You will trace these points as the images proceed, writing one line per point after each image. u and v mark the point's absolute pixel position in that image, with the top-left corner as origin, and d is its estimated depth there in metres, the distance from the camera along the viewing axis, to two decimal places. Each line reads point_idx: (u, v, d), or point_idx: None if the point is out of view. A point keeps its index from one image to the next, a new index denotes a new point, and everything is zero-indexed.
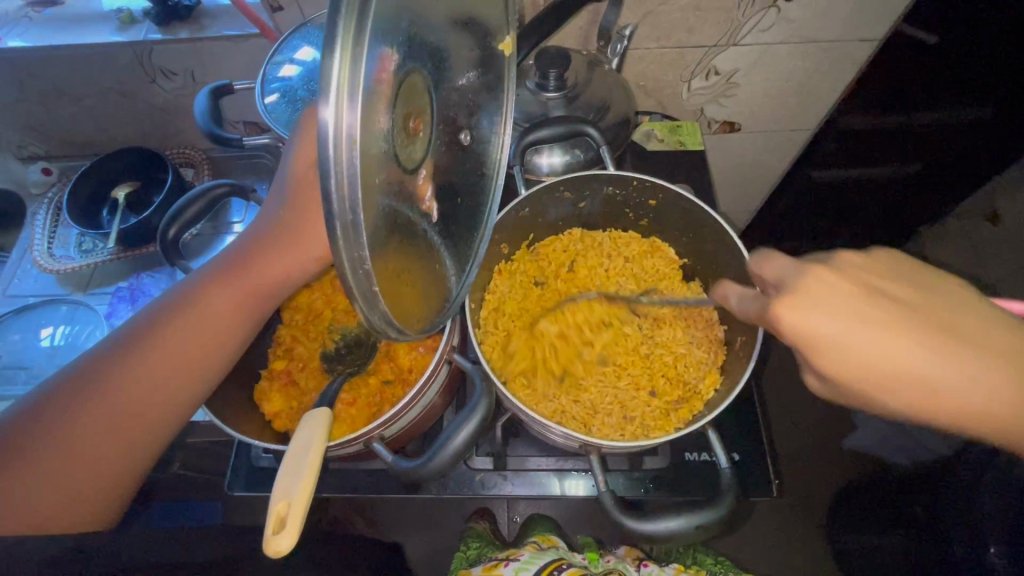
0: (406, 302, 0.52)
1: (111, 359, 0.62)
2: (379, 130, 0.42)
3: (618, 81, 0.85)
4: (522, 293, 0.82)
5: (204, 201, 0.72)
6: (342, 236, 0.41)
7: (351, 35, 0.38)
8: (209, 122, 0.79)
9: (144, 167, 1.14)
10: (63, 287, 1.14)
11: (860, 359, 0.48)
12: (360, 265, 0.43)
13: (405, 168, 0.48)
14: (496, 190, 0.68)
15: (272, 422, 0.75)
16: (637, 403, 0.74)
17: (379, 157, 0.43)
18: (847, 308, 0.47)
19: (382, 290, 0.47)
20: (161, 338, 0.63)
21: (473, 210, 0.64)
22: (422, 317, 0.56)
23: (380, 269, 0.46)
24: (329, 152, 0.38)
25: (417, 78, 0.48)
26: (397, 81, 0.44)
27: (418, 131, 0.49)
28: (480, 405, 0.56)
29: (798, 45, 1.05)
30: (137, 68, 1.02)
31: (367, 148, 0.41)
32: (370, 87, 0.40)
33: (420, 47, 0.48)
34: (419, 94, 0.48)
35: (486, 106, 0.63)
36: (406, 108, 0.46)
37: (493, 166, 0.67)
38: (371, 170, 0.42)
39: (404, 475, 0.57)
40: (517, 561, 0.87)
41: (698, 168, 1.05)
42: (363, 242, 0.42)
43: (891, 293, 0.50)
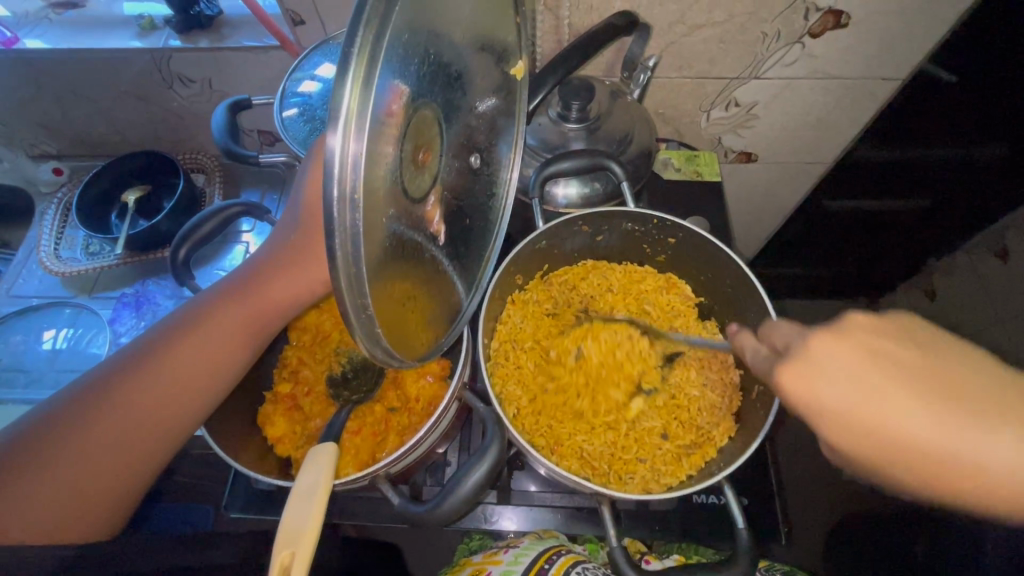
0: (408, 332, 0.51)
1: (109, 383, 0.60)
2: (386, 170, 0.41)
3: (639, 113, 0.84)
4: (534, 325, 0.81)
5: (216, 220, 0.71)
6: (344, 284, 0.39)
7: (361, 77, 0.36)
8: (226, 136, 0.78)
9: (156, 171, 1.13)
10: (68, 289, 1.13)
11: (876, 427, 0.41)
12: (362, 306, 0.42)
13: (414, 200, 0.46)
14: (507, 212, 0.67)
15: (274, 446, 0.74)
16: (647, 447, 0.73)
17: (387, 195, 0.42)
18: (845, 371, 0.42)
19: (384, 324, 0.45)
20: (161, 361, 0.61)
21: (482, 233, 0.63)
22: (423, 344, 0.54)
23: (383, 307, 0.45)
24: (332, 200, 0.37)
25: (429, 111, 0.46)
26: (409, 113, 0.43)
27: (427, 163, 0.47)
28: (492, 449, 0.57)
29: (820, 81, 1.04)
30: (154, 73, 1.01)
31: (373, 190, 0.39)
32: (377, 128, 0.38)
33: (432, 80, 0.46)
34: (429, 126, 0.47)
35: (504, 131, 0.62)
36: (415, 142, 0.45)
37: (502, 184, 0.65)
38: (377, 210, 0.41)
39: (416, 520, 0.57)
40: (515, 548, 0.73)
41: (715, 200, 1.04)
42: (365, 285, 0.41)
43: (907, 351, 0.43)
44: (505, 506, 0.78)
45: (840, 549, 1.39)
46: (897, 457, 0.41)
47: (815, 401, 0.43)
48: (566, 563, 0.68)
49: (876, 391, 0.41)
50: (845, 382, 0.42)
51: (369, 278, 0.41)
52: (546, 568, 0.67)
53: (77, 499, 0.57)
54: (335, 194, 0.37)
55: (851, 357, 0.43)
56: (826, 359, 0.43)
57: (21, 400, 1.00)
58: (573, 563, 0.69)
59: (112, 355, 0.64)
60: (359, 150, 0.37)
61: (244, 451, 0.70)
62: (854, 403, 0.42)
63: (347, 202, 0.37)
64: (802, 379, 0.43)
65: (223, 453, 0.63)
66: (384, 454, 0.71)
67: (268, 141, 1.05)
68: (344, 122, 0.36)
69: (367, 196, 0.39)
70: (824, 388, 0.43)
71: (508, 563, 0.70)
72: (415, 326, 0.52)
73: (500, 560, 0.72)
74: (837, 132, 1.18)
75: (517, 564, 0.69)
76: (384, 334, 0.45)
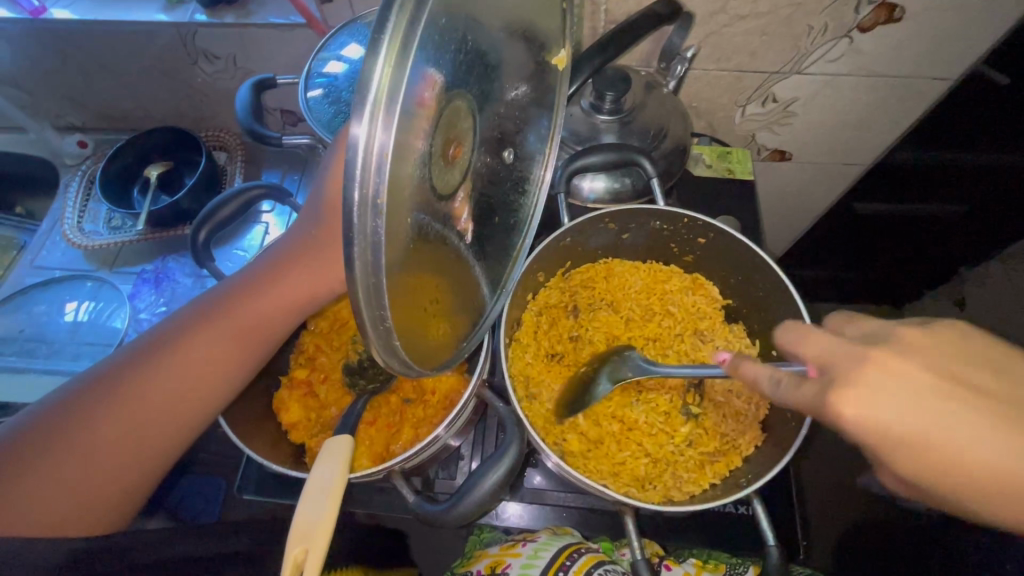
0: (429, 338, 0.49)
1: (128, 367, 0.60)
2: (415, 167, 0.39)
3: (674, 106, 0.81)
4: (551, 324, 0.79)
5: (237, 203, 0.70)
6: (361, 296, 0.38)
7: (391, 69, 0.34)
8: (249, 116, 0.77)
9: (179, 148, 1.12)
10: (90, 262, 1.13)
11: (951, 455, 0.44)
12: (380, 319, 0.40)
13: (442, 197, 0.44)
14: (539, 212, 0.64)
15: (289, 433, 0.74)
16: (670, 454, 0.71)
17: (413, 196, 0.40)
18: (910, 393, 0.44)
19: (401, 334, 0.43)
20: (180, 349, 0.61)
21: (511, 230, 0.60)
22: (443, 351, 0.52)
23: (404, 316, 0.43)
24: (351, 206, 0.35)
25: (462, 102, 0.44)
26: (441, 105, 0.41)
27: (458, 157, 0.45)
28: (510, 452, 0.56)
29: (865, 78, 0.99)
30: (179, 47, 1.00)
31: (398, 192, 0.38)
32: (408, 124, 0.36)
33: (467, 69, 0.44)
34: (462, 118, 0.45)
35: (536, 121, 0.58)
36: (448, 134, 0.43)
37: (534, 181, 0.62)
38: (403, 213, 0.39)
39: (430, 519, 0.57)
40: (534, 543, 0.71)
41: (745, 199, 1.00)
42: (385, 296, 0.39)
43: (964, 372, 0.46)
44: (515, 502, 0.77)
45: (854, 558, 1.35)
46: (963, 482, 0.44)
47: (866, 428, 0.44)
48: (589, 560, 0.68)
49: (924, 415, 0.44)
50: (896, 409, 0.43)
51: (389, 287, 0.39)
52: (568, 565, 0.66)
53: (93, 483, 0.57)
54: (354, 198, 0.35)
55: (911, 377, 0.44)
56: (878, 386, 0.44)
57: (42, 369, 1.02)
58: (596, 561, 0.68)
59: (138, 336, 0.64)
60: (384, 149, 0.35)
61: (259, 437, 0.69)
62: (895, 422, 0.43)
63: (367, 207, 0.36)
64: (861, 404, 0.44)
65: (238, 442, 0.63)
66: (399, 447, 0.71)
67: (291, 121, 1.04)
68: (369, 119, 0.34)
69: (391, 200, 0.37)
70: (880, 410, 0.44)
71: (528, 557, 0.69)
72: (439, 330, 0.51)
73: (520, 552, 0.70)
74: (877, 132, 1.13)
75: (536, 560, 0.68)
76: (400, 346, 0.43)
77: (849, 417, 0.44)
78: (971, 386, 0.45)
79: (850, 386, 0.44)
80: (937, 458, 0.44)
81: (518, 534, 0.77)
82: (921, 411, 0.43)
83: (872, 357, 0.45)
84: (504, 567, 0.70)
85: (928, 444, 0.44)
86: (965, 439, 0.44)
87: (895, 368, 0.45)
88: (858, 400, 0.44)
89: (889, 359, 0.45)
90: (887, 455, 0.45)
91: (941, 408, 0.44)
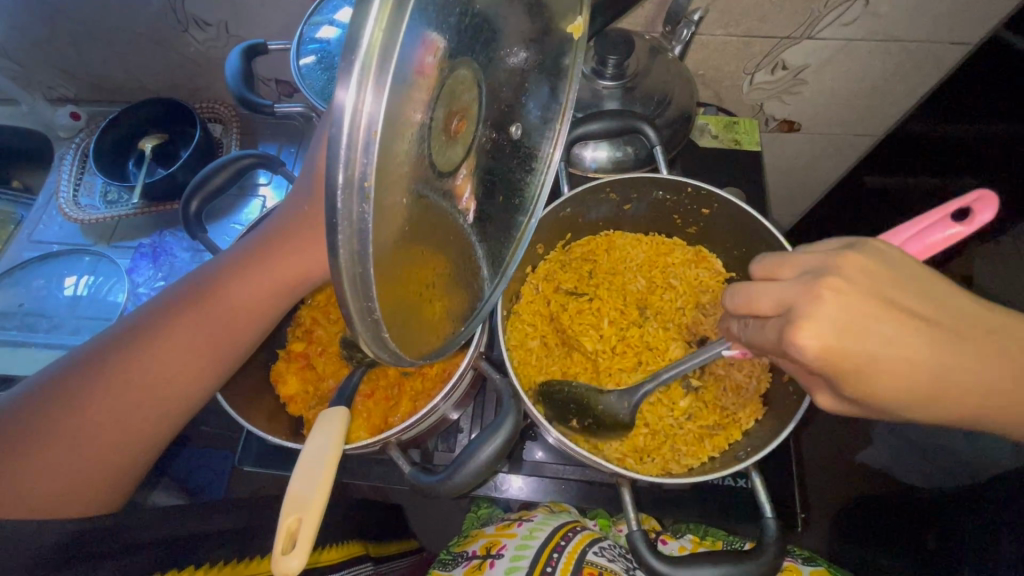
0: (421, 326, 0.46)
1: (119, 344, 0.59)
2: (406, 141, 0.36)
3: (680, 72, 0.78)
4: (553, 297, 0.78)
5: (229, 172, 0.69)
6: (347, 286, 0.35)
7: (383, 34, 0.31)
8: (240, 83, 0.75)
9: (173, 119, 1.10)
10: (87, 237, 1.13)
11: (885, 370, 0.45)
12: (368, 310, 0.38)
13: (440, 174, 0.42)
14: (546, 193, 0.60)
15: (287, 405, 0.74)
16: (669, 426, 0.71)
17: (404, 174, 0.37)
18: (852, 318, 0.44)
19: (392, 323, 0.41)
20: (171, 327, 0.60)
21: (513, 211, 0.57)
22: (439, 338, 0.50)
23: (393, 304, 0.40)
24: (335, 188, 0.32)
25: (461, 72, 0.41)
26: (439, 74, 0.38)
27: (460, 132, 0.43)
28: (508, 423, 0.56)
29: (879, 43, 0.95)
30: (169, 14, 0.97)
31: (388, 171, 0.35)
32: (400, 96, 0.33)
33: (474, 36, 0.42)
34: (465, 89, 0.43)
35: (538, 88, 0.54)
36: (448, 107, 0.41)
37: (542, 160, 0.59)
38: (392, 194, 0.36)
39: (427, 491, 0.56)
40: (529, 522, 0.76)
41: (751, 171, 0.98)
42: (373, 286, 0.37)
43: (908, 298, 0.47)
44: (513, 474, 0.77)
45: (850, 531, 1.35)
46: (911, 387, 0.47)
47: (824, 356, 0.44)
48: (583, 539, 0.73)
49: (874, 335, 0.44)
50: (852, 337, 0.44)
51: (377, 275, 0.37)
52: (563, 545, 0.70)
53: (93, 451, 0.57)
54: (340, 180, 0.32)
55: (859, 303, 0.44)
56: (836, 316, 0.44)
57: (43, 343, 1.02)
58: (590, 540, 0.73)
59: (136, 307, 0.63)
60: (372, 126, 0.32)
61: (257, 410, 0.70)
62: (849, 349, 0.44)
63: (354, 189, 0.33)
64: (819, 332, 0.44)
65: (233, 414, 0.63)
66: (397, 419, 0.71)
67: (287, 92, 1.01)
68: (356, 90, 0.31)
69: (379, 181, 0.34)
70: (835, 339, 0.44)
71: (523, 537, 0.73)
72: (435, 315, 0.49)
73: (514, 534, 0.74)
74: (891, 101, 1.10)
75: (528, 543, 0.71)
76: (390, 337, 0.40)
77: (804, 350, 0.45)
78: (903, 299, 0.46)
79: (809, 319, 0.44)
80: (881, 371, 0.45)
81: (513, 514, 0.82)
82: (869, 330, 0.44)
83: (822, 285, 0.45)
84: (499, 547, 0.73)
85: (876, 364, 0.45)
86: (904, 344, 0.45)
87: (853, 294, 0.44)
88: (816, 329, 0.44)
89: (839, 285, 0.45)
90: (843, 375, 0.46)
91: (887, 325, 0.45)
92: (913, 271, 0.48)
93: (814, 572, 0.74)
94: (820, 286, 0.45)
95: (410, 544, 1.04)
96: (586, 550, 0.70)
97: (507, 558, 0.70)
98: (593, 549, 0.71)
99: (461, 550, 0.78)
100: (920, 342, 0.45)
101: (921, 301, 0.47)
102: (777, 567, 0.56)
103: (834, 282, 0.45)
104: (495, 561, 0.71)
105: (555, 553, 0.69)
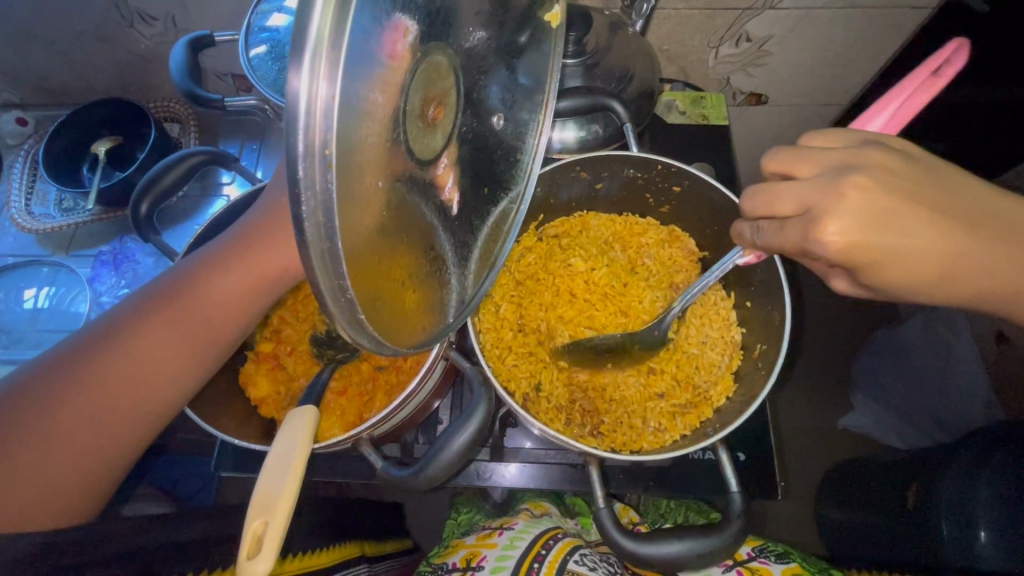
0: (404, 313, 0.45)
1: (67, 363, 0.57)
2: (376, 122, 0.35)
3: (642, 48, 0.77)
4: (524, 277, 0.77)
5: (180, 171, 0.66)
6: (316, 262, 0.33)
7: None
8: (186, 78, 0.71)
9: (126, 120, 1.06)
10: (43, 247, 1.08)
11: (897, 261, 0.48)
12: (341, 290, 0.36)
13: (419, 162, 0.42)
14: (533, 180, 0.60)
15: (259, 407, 0.73)
16: (642, 399, 0.71)
17: (375, 156, 0.36)
18: (872, 212, 0.45)
19: (371, 310, 0.40)
20: (122, 341, 0.58)
21: (497, 201, 0.56)
22: (428, 330, 0.50)
23: (369, 289, 0.39)
24: (295, 156, 0.31)
25: (440, 58, 0.42)
26: (413, 62, 0.38)
27: (439, 119, 0.43)
28: (479, 411, 0.55)
29: (840, 11, 0.95)
30: (112, 10, 0.93)
31: (354, 148, 0.34)
32: (359, 67, 0.32)
33: (445, 19, 0.43)
34: (443, 76, 0.43)
35: (495, 71, 0.51)
36: (423, 94, 0.41)
37: (528, 151, 0.59)
38: (363, 176, 0.35)
39: (399, 483, 0.56)
40: (511, 530, 0.81)
41: (720, 146, 0.97)
42: (343, 264, 0.35)
43: (926, 189, 0.49)
44: (499, 464, 0.76)
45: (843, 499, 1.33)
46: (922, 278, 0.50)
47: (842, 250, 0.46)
48: (564, 547, 0.76)
49: (893, 225, 0.46)
50: (873, 228, 0.46)
51: (346, 251, 0.35)
52: (543, 554, 0.73)
53: (55, 469, 0.56)
54: (300, 146, 0.30)
55: (878, 199, 0.46)
56: (856, 213, 0.45)
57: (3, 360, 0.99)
58: (570, 547, 0.77)
59: (99, 314, 0.62)
60: (331, 91, 0.30)
61: (227, 415, 0.68)
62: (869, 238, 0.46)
63: (315, 157, 0.31)
64: (841, 226, 0.45)
65: (202, 423, 0.62)
66: (372, 414, 0.70)
67: (243, 87, 0.98)
68: (311, 55, 0.29)
69: (343, 152, 0.33)
70: (856, 235, 0.46)
71: (504, 548, 0.76)
72: (420, 308, 0.48)
73: (495, 544, 0.78)
74: (854, 69, 1.10)
75: (510, 555, 0.74)
76: (370, 324, 0.39)
77: (828, 246, 0.46)
78: (918, 191, 0.48)
79: (833, 215, 0.46)
80: (894, 262, 0.48)
81: (493, 524, 0.87)
82: (892, 227, 0.46)
83: (848, 179, 0.46)
84: (479, 559, 0.76)
85: (891, 251, 0.47)
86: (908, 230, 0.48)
87: (876, 188, 0.46)
88: (840, 226, 0.45)
89: (860, 181, 0.46)
90: (858, 268, 0.48)
91: (911, 216, 0.47)
92: (929, 169, 0.50)
93: (786, 570, 0.75)
94: (844, 183, 0.46)
95: (403, 544, 1.05)
96: (566, 559, 0.73)
97: (488, 569, 0.72)
98: (574, 558, 0.75)
99: (443, 561, 0.81)
100: (934, 229, 0.48)
101: (929, 196, 0.49)
102: (745, 539, 0.57)
103: (858, 180, 0.46)
104: (475, 571, 0.73)
105: (536, 562, 0.72)
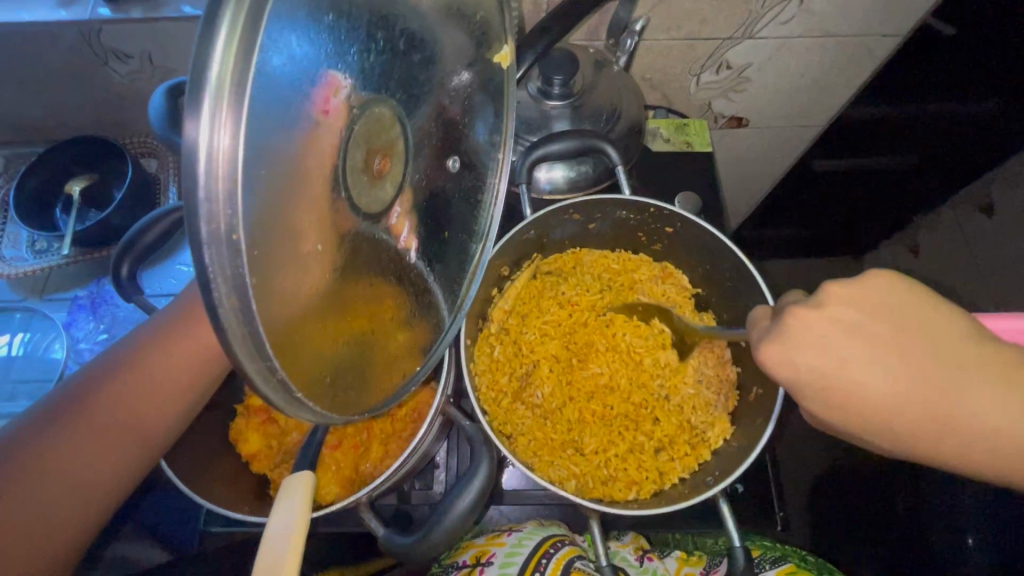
0: (358, 377, 0.43)
1: (33, 434, 0.53)
2: (303, 182, 0.33)
3: (627, 84, 0.78)
4: (518, 318, 0.77)
5: (160, 226, 0.64)
6: (239, 347, 0.30)
7: (238, 48, 0.27)
8: (164, 126, 0.69)
9: (100, 158, 1.03)
10: (16, 292, 1.05)
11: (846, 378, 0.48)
12: (271, 370, 0.33)
13: (365, 216, 0.40)
14: (496, 221, 0.59)
15: (250, 463, 0.72)
16: (634, 440, 0.71)
17: (309, 220, 0.34)
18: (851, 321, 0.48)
19: (310, 382, 0.37)
20: (94, 409, 0.56)
21: (464, 247, 0.55)
22: (383, 389, 0.47)
23: (306, 368, 0.36)
24: (198, 240, 0.27)
25: (383, 110, 0.40)
26: (353, 115, 0.37)
27: (385, 170, 0.41)
28: (482, 471, 0.54)
29: (816, 39, 0.97)
30: (85, 48, 0.90)
31: (273, 216, 0.31)
32: (269, 127, 0.29)
33: (386, 72, 0.41)
34: (386, 126, 0.41)
35: (481, 109, 0.53)
36: (365, 147, 0.38)
37: (489, 191, 0.58)
38: (293, 243, 0.33)
39: (401, 553, 0.54)
40: (518, 531, 0.72)
41: (705, 173, 0.98)
42: (269, 344, 0.32)
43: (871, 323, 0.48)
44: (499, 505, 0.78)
45: (846, 506, 1.34)
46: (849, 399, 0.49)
47: (814, 367, 0.49)
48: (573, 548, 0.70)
49: (884, 336, 0.48)
50: (860, 344, 0.48)
51: (271, 329, 0.32)
52: (553, 552, 0.67)
53: None
54: (202, 225, 0.27)
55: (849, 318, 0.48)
56: (864, 302, 0.49)
57: None
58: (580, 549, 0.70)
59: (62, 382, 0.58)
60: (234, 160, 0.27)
61: (215, 473, 0.67)
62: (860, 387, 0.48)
63: (222, 242, 0.28)
64: (796, 350, 0.49)
65: (189, 494, 0.60)
66: (367, 468, 0.69)
67: None
68: (209, 114, 0.26)
69: (255, 220, 0.29)
70: (833, 357, 0.48)
71: (512, 545, 0.69)
72: (380, 366, 0.46)
73: (503, 542, 0.70)
74: (829, 93, 1.12)
75: (519, 550, 0.68)
76: (311, 402, 0.36)
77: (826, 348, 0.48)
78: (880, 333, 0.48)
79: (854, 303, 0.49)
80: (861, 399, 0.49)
81: None
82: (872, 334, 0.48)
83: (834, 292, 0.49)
84: (488, 556, 0.69)
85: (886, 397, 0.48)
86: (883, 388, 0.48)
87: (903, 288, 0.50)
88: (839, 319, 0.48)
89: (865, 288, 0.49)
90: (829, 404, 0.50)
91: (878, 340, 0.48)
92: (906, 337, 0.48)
93: None
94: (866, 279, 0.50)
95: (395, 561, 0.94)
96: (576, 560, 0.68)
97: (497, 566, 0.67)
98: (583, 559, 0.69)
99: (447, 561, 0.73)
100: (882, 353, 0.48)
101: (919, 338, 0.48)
102: None
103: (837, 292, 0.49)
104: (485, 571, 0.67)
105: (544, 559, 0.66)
